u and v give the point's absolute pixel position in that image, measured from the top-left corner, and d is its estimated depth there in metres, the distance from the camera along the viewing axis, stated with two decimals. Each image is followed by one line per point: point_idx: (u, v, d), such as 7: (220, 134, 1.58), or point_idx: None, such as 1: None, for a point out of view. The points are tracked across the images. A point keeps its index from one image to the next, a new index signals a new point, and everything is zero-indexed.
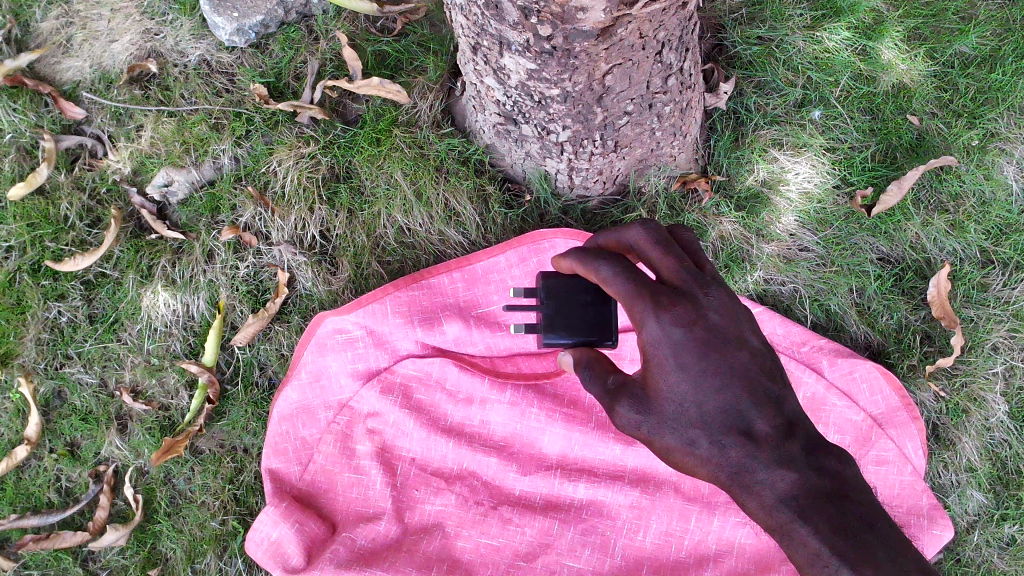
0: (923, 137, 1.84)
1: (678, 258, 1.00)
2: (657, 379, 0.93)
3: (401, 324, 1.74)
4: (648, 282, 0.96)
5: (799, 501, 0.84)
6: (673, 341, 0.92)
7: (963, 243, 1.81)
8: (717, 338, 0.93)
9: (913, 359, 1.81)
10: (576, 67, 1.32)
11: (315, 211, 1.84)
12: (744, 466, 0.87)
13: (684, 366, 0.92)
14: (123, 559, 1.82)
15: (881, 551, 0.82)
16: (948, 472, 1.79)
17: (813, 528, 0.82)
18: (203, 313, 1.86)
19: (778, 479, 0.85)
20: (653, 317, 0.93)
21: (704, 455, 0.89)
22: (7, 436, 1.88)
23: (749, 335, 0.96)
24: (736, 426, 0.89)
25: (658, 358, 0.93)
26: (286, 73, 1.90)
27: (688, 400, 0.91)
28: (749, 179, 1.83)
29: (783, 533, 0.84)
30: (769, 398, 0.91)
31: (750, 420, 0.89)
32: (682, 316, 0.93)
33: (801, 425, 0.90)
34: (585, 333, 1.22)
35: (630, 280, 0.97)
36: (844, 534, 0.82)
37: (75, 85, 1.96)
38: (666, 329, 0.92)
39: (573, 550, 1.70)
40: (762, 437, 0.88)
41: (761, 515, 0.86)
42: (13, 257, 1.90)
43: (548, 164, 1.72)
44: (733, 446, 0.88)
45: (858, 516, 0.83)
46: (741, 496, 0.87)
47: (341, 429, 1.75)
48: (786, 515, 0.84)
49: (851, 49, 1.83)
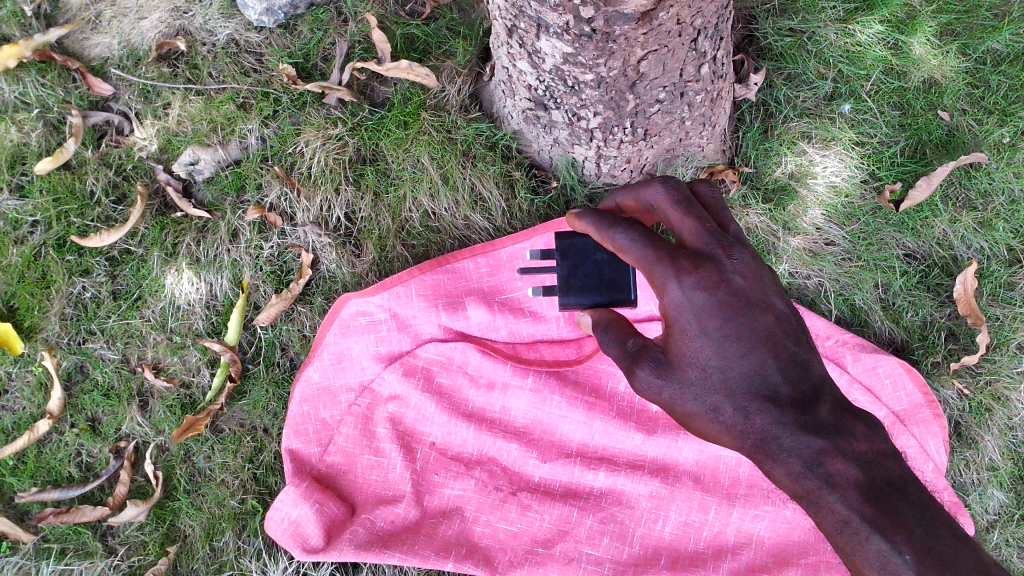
0: (953, 133, 1.82)
1: (699, 219, 1.04)
2: (680, 345, 1.01)
3: (425, 308, 1.74)
4: (666, 246, 1.01)
5: (826, 468, 0.93)
6: (695, 305, 0.99)
7: (991, 240, 1.80)
8: (741, 303, 1.00)
9: (937, 356, 1.80)
10: (612, 51, 1.32)
11: (341, 192, 1.85)
12: (770, 434, 0.96)
13: (708, 331, 0.99)
14: (142, 535, 1.82)
15: (913, 517, 0.91)
16: (969, 470, 1.79)
17: (842, 496, 0.92)
18: (226, 293, 1.87)
19: (804, 446, 0.94)
20: (674, 282, 0.99)
21: (728, 421, 0.98)
22: (30, 410, 1.88)
23: (774, 299, 1.03)
24: (762, 393, 0.97)
25: (680, 322, 1.00)
26: (315, 54, 1.90)
27: (711, 366, 0.99)
28: (777, 171, 1.82)
29: (811, 500, 0.94)
30: (794, 367, 0.99)
31: (775, 386, 0.98)
32: (703, 280, 0.99)
33: (824, 392, 1.00)
34: (601, 292, 1.36)
35: (648, 247, 1.02)
36: (873, 501, 0.91)
37: (104, 61, 1.95)
38: (688, 294, 0.99)
39: (592, 538, 1.70)
40: (787, 404, 0.97)
41: (788, 482, 0.96)
42: (39, 232, 1.90)
43: (576, 150, 1.71)
44: (759, 414, 0.96)
45: (886, 481, 0.94)
46: (766, 462, 0.96)
47: (363, 411, 1.75)
48: (813, 483, 0.93)
49: (884, 43, 1.82)
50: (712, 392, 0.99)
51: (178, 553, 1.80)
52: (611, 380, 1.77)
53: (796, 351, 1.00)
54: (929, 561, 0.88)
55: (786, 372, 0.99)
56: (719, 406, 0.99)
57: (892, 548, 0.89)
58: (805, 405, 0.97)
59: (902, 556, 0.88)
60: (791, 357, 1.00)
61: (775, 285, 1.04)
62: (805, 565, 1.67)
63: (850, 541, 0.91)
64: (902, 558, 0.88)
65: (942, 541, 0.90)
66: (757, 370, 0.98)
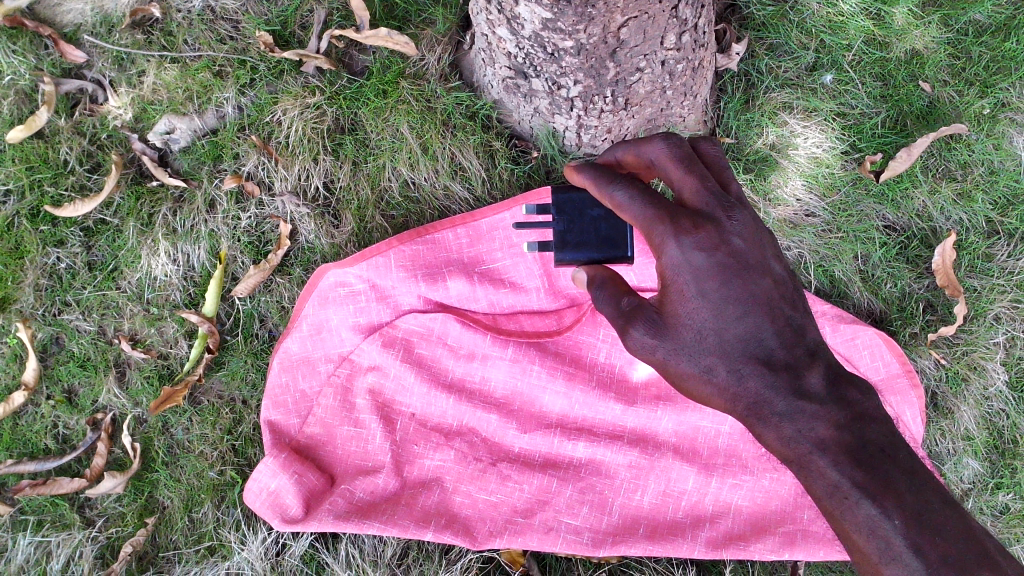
0: (934, 105, 1.82)
1: (700, 178, 1.03)
2: (676, 305, 1.01)
3: (405, 279, 1.72)
4: (666, 204, 1.00)
5: (818, 433, 0.95)
6: (695, 266, 0.98)
7: (970, 212, 1.81)
8: (739, 265, 1.00)
9: (915, 327, 1.81)
10: (592, 17, 1.30)
11: (319, 161, 1.83)
12: (763, 399, 0.97)
13: (705, 293, 0.99)
14: (120, 507, 1.81)
15: (903, 481, 0.91)
16: (945, 441, 1.80)
17: (833, 460, 0.93)
18: (203, 263, 1.85)
19: (797, 411, 0.96)
20: (674, 242, 0.98)
21: (721, 383, 1.00)
22: (5, 381, 1.86)
23: (772, 262, 1.03)
24: (757, 356, 0.99)
25: (678, 283, 1.00)
26: (293, 21, 1.87)
27: (707, 328, 1.00)
28: (758, 142, 1.81)
29: (801, 464, 0.96)
30: (790, 331, 1.00)
31: (770, 350, 0.99)
32: (703, 240, 0.99)
33: (820, 357, 1.00)
34: (597, 248, 1.35)
35: (647, 205, 1.01)
36: (864, 466, 0.91)
37: (77, 28, 1.91)
38: (687, 254, 0.98)
39: (571, 508, 1.71)
40: (781, 368, 0.98)
41: (779, 447, 0.98)
42: (11, 201, 1.87)
43: (556, 120, 1.70)
44: (753, 377, 0.98)
45: (878, 447, 0.93)
46: (758, 425, 0.99)
47: (342, 382, 1.74)
48: (806, 447, 0.95)
49: (865, 13, 1.81)
50: (704, 356, 1.00)
51: (157, 525, 1.80)
52: (592, 351, 1.77)
53: (792, 315, 1.01)
54: (917, 525, 0.89)
55: (782, 336, 1.00)
56: (713, 367, 1.00)
57: (881, 513, 0.89)
58: (800, 369, 0.98)
59: (891, 521, 0.89)
60: (787, 322, 1.00)
61: (774, 248, 1.04)
62: (782, 533, 1.69)
63: (839, 505, 0.92)
64: (890, 523, 0.89)
65: (932, 507, 0.90)
66: (753, 333, 0.99)
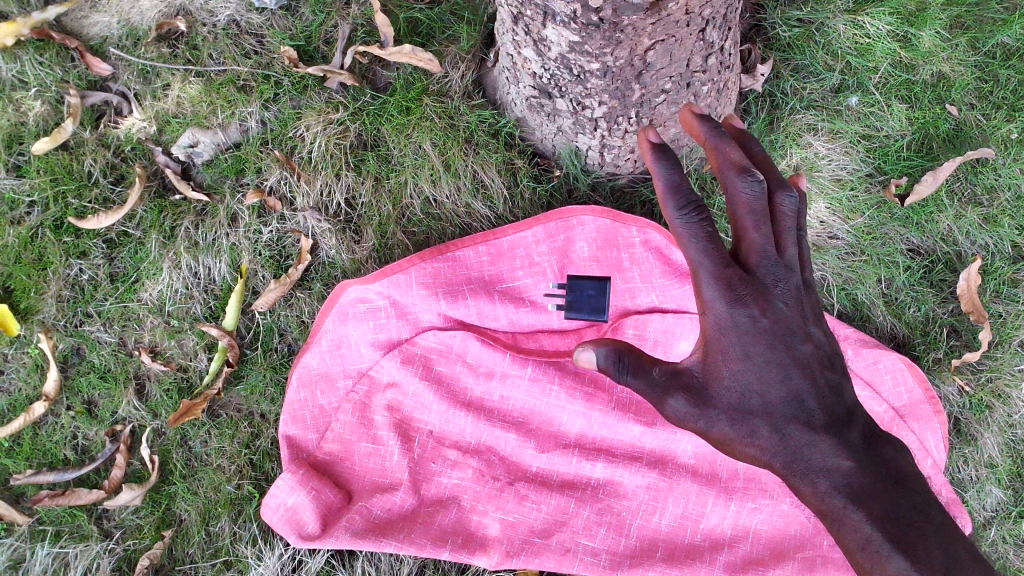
0: (961, 128, 1.80)
1: (766, 238, 1.05)
2: (719, 367, 1.06)
3: (424, 296, 1.71)
4: (726, 263, 1.04)
5: (854, 488, 1.00)
6: (739, 328, 1.04)
7: (995, 237, 1.79)
8: (783, 330, 1.06)
9: (939, 352, 1.79)
10: (619, 41, 1.30)
11: (341, 177, 1.83)
12: (800, 455, 1.03)
13: (750, 356, 1.04)
14: (138, 518, 1.82)
15: (933, 536, 0.99)
16: (968, 467, 1.78)
17: (867, 515, 0.98)
18: (224, 277, 1.85)
19: (836, 467, 1.01)
20: (725, 304, 1.04)
21: (764, 445, 1.05)
22: (26, 391, 1.88)
23: (811, 329, 1.10)
24: (799, 418, 1.03)
25: (722, 344, 1.05)
26: (316, 37, 1.87)
27: (752, 391, 1.05)
28: (782, 163, 1.81)
29: (836, 518, 1.00)
30: (829, 393, 1.06)
31: (811, 411, 1.04)
32: (752, 305, 1.05)
33: (857, 417, 1.07)
34: None
35: (709, 255, 1.03)
36: (896, 523, 0.98)
37: (102, 40, 1.92)
38: (734, 316, 1.04)
39: (589, 529, 1.70)
40: (822, 428, 1.03)
41: (815, 501, 1.02)
42: (35, 213, 1.88)
43: (579, 140, 1.69)
44: (796, 436, 1.03)
45: (911, 506, 1.00)
46: (796, 482, 1.04)
47: (361, 398, 1.74)
48: (839, 501, 1.00)
49: (892, 35, 1.79)
50: (750, 424, 1.05)
51: (174, 537, 1.80)
52: None
53: (832, 377, 1.07)
54: None
55: (822, 398, 1.05)
56: (755, 430, 1.05)
57: (913, 567, 0.95)
58: (841, 426, 1.04)
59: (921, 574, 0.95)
60: (828, 385, 1.07)
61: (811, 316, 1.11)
62: (801, 558, 1.68)
63: (871, 558, 0.98)
64: None
65: (959, 561, 0.97)
66: (795, 396, 1.04)
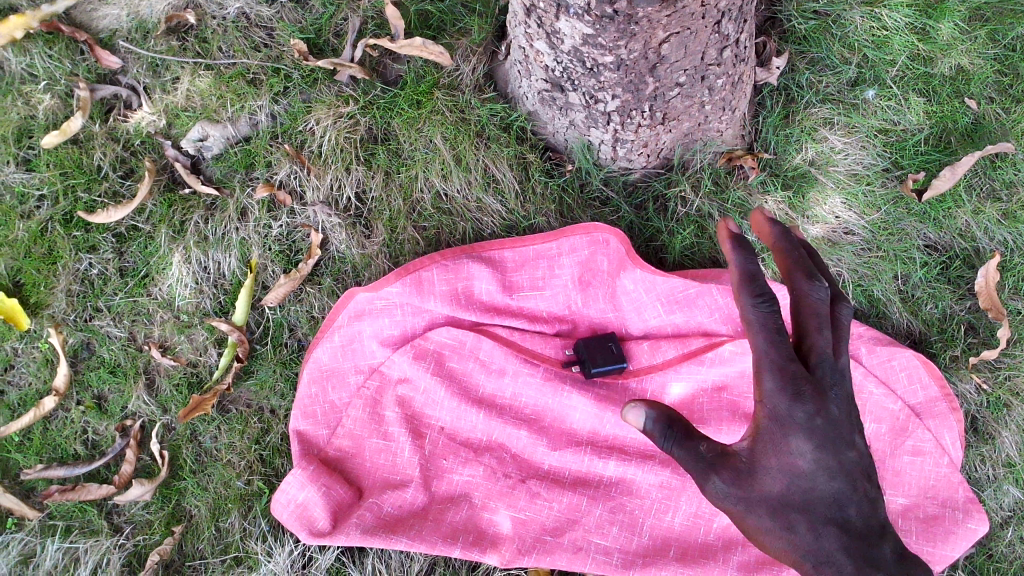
0: (980, 122, 1.77)
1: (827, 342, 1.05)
2: (764, 456, 1.01)
3: (438, 296, 1.70)
4: (792, 362, 1.01)
5: None
6: (793, 423, 1.01)
7: (1015, 233, 1.76)
8: (833, 433, 1.02)
9: (956, 350, 1.76)
10: (633, 33, 1.28)
11: (351, 171, 1.81)
12: (833, 559, 0.98)
13: (798, 451, 1.01)
14: (147, 514, 1.81)
15: None
16: (985, 466, 1.76)
17: None
18: (234, 272, 1.84)
19: None
20: (787, 400, 1.01)
21: (799, 541, 1.00)
22: (36, 385, 1.87)
23: (857, 437, 1.06)
24: (834, 519, 1.00)
25: (771, 434, 1.01)
26: (327, 30, 1.86)
27: (795, 486, 1.00)
28: (797, 158, 1.80)
29: None
30: (868, 502, 1.03)
31: (848, 516, 1.01)
32: (812, 404, 1.01)
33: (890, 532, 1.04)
34: None
35: (778, 348, 1.01)
36: None
37: (112, 33, 1.91)
38: (791, 411, 1.00)
39: (601, 528, 1.68)
40: (857, 535, 1.00)
41: None
42: (45, 206, 1.87)
43: (592, 134, 1.68)
44: (831, 538, 0.99)
45: None
46: None
47: (372, 394, 1.73)
48: None
49: (910, 28, 1.77)
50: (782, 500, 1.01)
51: (184, 533, 1.79)
52: None
53: (871, 488, 1.04)
54: None
55: (861, 507, 1.02)
56: (793, 524, 1.00)
57: None
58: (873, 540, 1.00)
59: None
60: (867, 495, 1.03)
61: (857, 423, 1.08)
62: None
63: None
64: None
65: None
66: (835, 499, 1.01)
